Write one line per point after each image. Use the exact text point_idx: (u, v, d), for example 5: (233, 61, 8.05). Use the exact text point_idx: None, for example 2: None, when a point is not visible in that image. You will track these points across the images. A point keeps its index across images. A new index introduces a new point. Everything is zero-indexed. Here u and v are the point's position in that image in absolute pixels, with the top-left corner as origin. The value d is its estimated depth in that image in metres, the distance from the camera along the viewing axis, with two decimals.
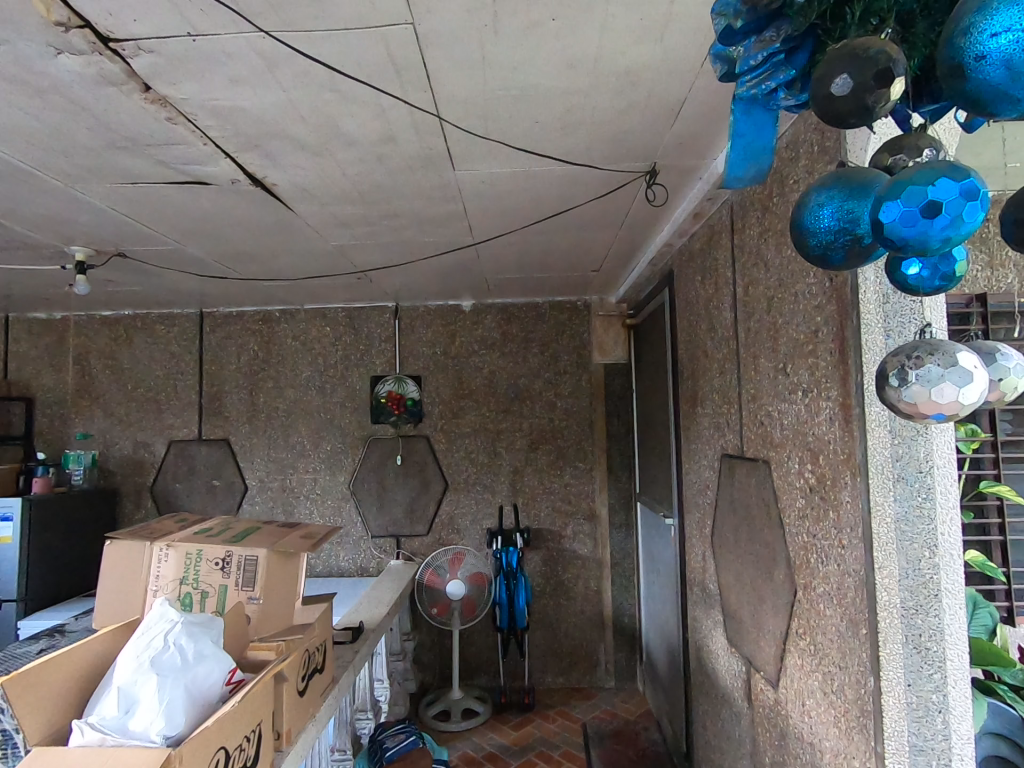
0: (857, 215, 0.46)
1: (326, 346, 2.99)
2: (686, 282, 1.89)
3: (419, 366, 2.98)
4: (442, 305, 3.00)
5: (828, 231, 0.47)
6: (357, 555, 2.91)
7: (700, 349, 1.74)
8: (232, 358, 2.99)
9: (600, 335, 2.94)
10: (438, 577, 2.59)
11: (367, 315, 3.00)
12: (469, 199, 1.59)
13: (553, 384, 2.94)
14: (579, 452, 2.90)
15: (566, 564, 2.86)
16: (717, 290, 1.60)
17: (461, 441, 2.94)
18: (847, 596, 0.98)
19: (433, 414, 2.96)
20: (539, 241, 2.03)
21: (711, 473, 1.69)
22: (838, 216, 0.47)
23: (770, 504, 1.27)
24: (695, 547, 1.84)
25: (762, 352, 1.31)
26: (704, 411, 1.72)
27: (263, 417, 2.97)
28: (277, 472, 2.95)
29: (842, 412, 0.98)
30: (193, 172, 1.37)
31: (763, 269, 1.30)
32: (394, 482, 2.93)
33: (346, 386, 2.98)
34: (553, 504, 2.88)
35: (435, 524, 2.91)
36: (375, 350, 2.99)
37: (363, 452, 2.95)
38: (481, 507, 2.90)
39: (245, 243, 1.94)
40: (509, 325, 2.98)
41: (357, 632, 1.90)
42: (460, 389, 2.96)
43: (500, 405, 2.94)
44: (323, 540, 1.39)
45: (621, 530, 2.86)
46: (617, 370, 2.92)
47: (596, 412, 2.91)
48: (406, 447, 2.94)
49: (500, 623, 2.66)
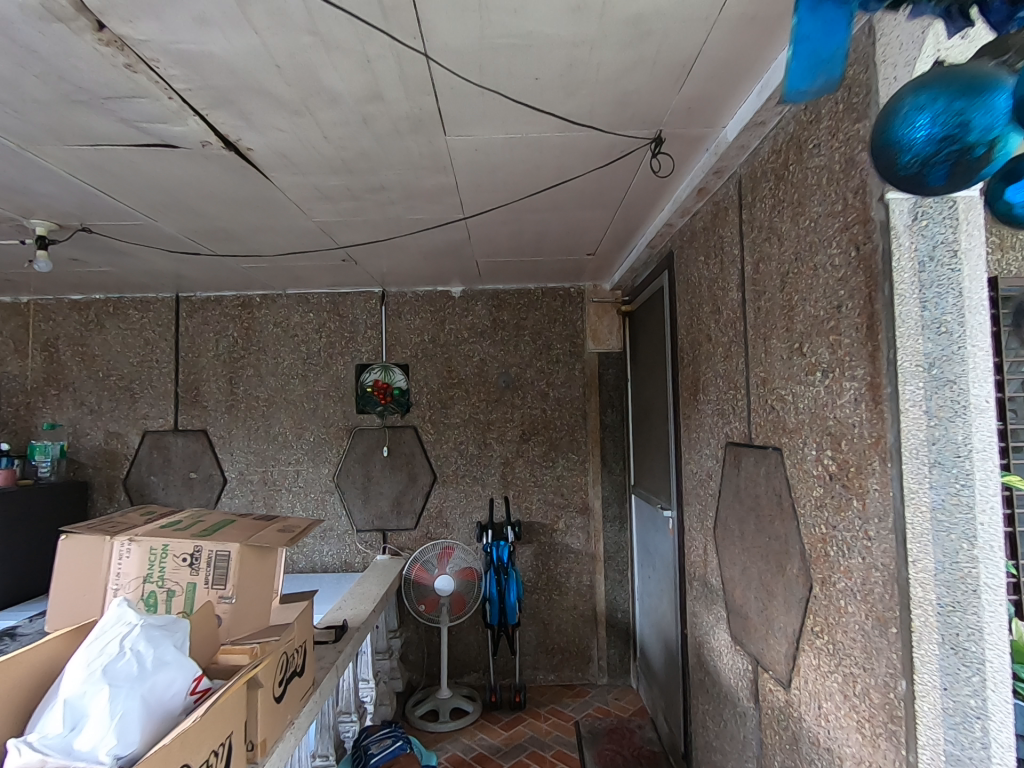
0: (969, 120, 0.38)
1: (309, 332, 2.88)
2: (687, 264, 1.81)
3: (407, 354, 2.87)
4: (430, 291, 2.89)
5: (928, 143, 0.39)
6: (341, 550, 2.80)
7: (704, 333, 1.66)
8: (210, 344, 2.86)
9: (594, 322, 2.85)
10: (424, 572, 2.50)
11: (353, 301, 2.88)
12: (461, 170, 1.49)
13: (546, 373, 2.85)
14: (572, 443, 2.81)
15: (559, 558, 2.78)
16: (723, 270, 1.52)
17: (450, 432, 2.84)
18: (873, 592, 0.90)
19: (421, 404, 2.85)
20: (535, 221, 1.93)
21: (714, 463, 1.61)
22: (941, 124, 0.38)
23: (783, 494, 1.19)
24: (696, 541, 1.76)
25: (774, 333, 1.23)
26: (707, 399, 1.64)
27: (243, 407, 2.85)
28: (258, 464, 2.83)
29: (870, 393, 0.90)
30: (160, 133, 1.25)
31: (776, 245, 1.22)
32: (380, 474, 2.83)
33: (330, 374, 2.87)
34: (545, 497, 2.80)
35: (423, 517, 2.81)
36: (361, 338, 2.87)
37: (347, 443, 2.84)
38: (471, 500, 2.81)
39: (221, 220, 1.82)
40: (500, 312, 2.88)
41: (340, 630, 1.80)
42: (449, 378, 2.86)
43: (490, 395, 2.85)
44: (302, 534, 1.29)
45: (614, 524, 2.79)
46: (611, 359, 2.84)
47: (589, 403, 2.83)
48: (393, 437, 2.84)
49: (490, 621, 2.56)
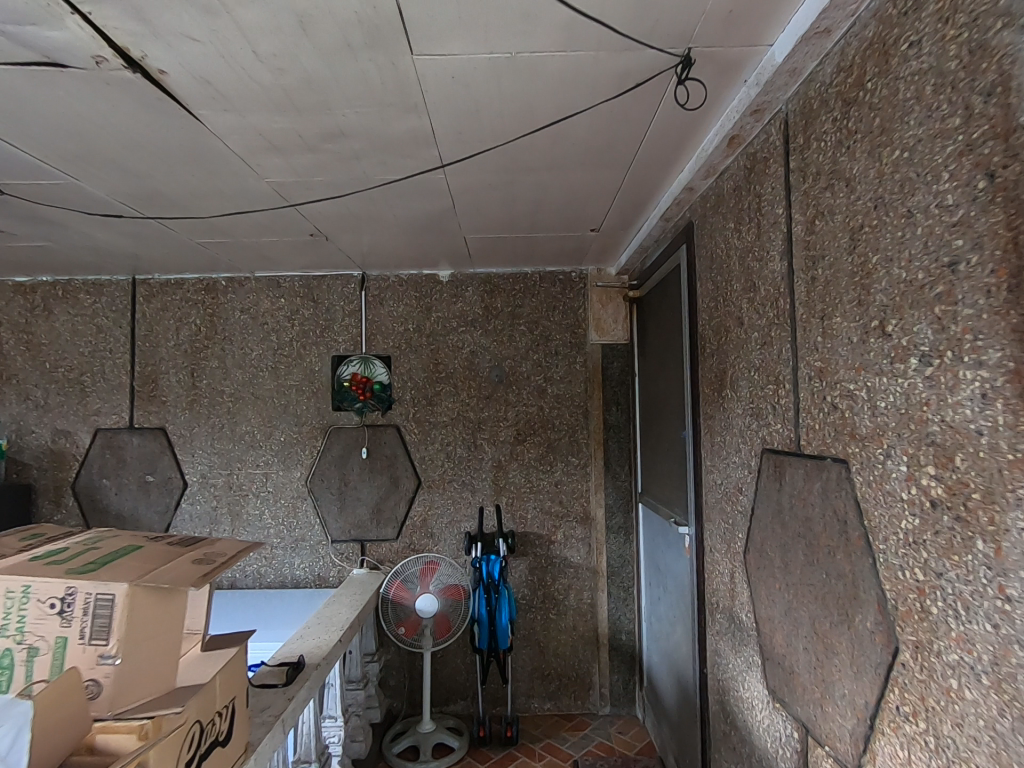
0: None
1: (280, 320, 2.59)
2: (711, 235, 1.52)
3: (389, 344, 2.58)
4: (415, 275, 2.60)
5: None
6: (314, 563, 2.52)
7: (733, 316, 1.37)
8: (169, 333, 2.57)
9: (597, 311, 2.56)
10: (404, 591, 2.25)
11: (329, 286, 2.59)
12: (437, 108, 1.20)
13: (543, 368, 2.56)
14: (572, 445, 2.53)
15: (556, 573, 2.49)
16: (760, 237, 1.23)
17: (436, 432, 2.55)
18: (1016, 679, 0.61)
19: (404, 400, 2.56)
20: (530, 185, 1.64)
21: (746, 474, 1.32)
22: None
23: (851, 521, 0.90)
24: (719, 565, 1.48)
25: (838, 309, 0.94)
26: (737, 395, 1.36)
27: (206, 403, 2.56)
28: (222, 467, 2.54)
29: (1014, 387, 0.61)
30: (37, 44, 0.96)
31: (843, 193, 0.93)
32: (358, 478, 2.54)
33: (303, 367, 2.58)
34: (541, 505, 2.51)
35: (406, 526, 2.52)
36: (337, 326, 2.59)
37: (322, 443, 2.55)
38: (459, 508, 2.52)
39: (156, 182, 1.53)
40: (493, 299, 2.59)
41: (295, 669, 1.52)
42: (436, 372, 2.57)
43: (481, 391, 2.56)
44: (220, 569, 1.00)
45: (619, 535, 2.50)
46: (617, 352, 2.55)
47: (592, 400, 2.54)
48: (373, 438, 2.55)
49: (478, 645, 2.27)
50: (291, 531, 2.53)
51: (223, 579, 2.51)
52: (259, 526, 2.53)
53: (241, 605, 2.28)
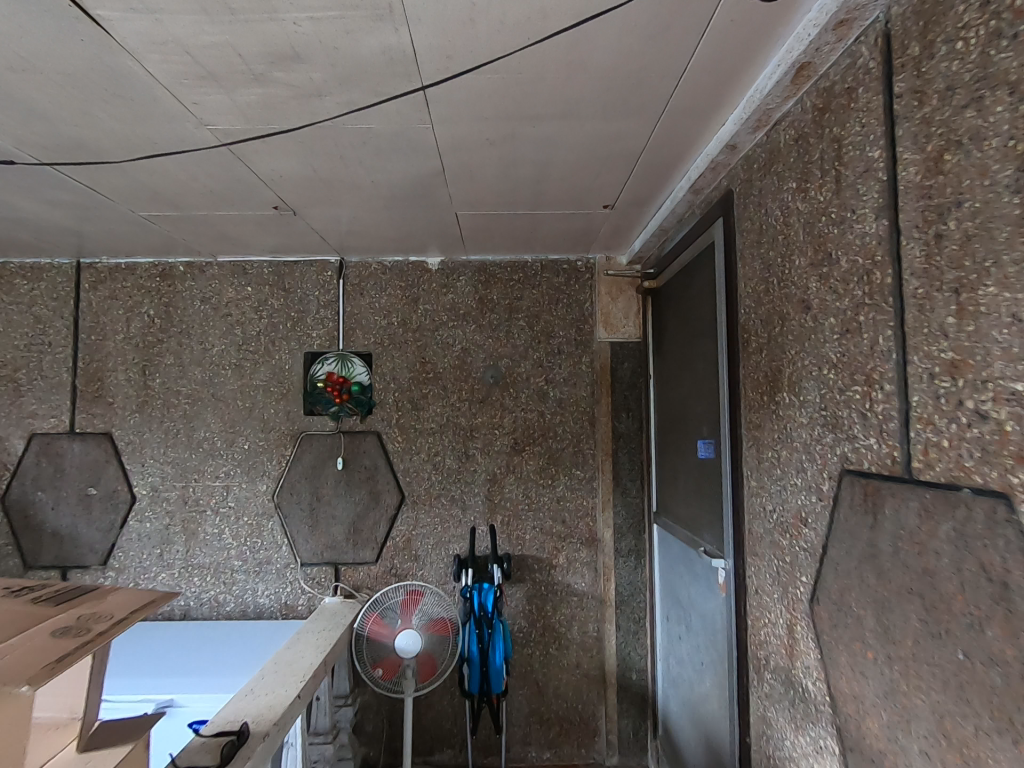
0: None
1: (247, 312, 2.27)
2: (760, 202, 1.23)
3: (370, 340, 2.28)
4: (401, 262, 2.30)
5: None
6: (281, 590, 2.20)
7: (795, 300, 1.09)
8: (118, 325, 2.25)
9: (606, 305, 2.27)
10: (383, 624, 1.94)
11: (302, 273, 2.29)
12: (417, 16, 0.90)
13: (544, 368, 2.26)
14: (576, 456, 2.23)
15: (557, 602, 2.19)
16: (842, 194, 0.94)
17: (422, 441, 2.25)
18: None
19: (386, 404, 2.26)
20: (537, 143, 1.35)
21: (813, 501, 1.03)
22: None
23: (1017, 586, 0.62)
24: (770, 613, 1.18)
25: (991, 276, 0.65)
26: (802, 400, 1.07)
27: (159, 405, 2.24)
28: (176, 478, 2.22)
29: None
30: None
31: (1001, 107, 0.64)
32: (333, 493, 2.23)
33: (271, 366, 2.26)
34: (541, 525, 2.21)
35: (386, 547, 2.21)
36: (311, 319, 2.28)
37: (292, 453, 2.24)
38: (448, 527, 2.22)
39: (69, 127, 1.23)
40: (488, 291, 2.30)
41: (237, 742, 1.22)
42: (422, 372, 2.27)
43: (474, 394, 2.26)
44: (82, 656, 0.78)
45: (629, 559, 2.20)
46: (627, 351, 2.26)
47: (599, 406, 2.24)
48: (350, 446, 2.24)
49: (468, 688, 1.96)
50: (255, 553, 2.21)
51: (175, 608, 2.19)
52: (218, 547, 2.20)
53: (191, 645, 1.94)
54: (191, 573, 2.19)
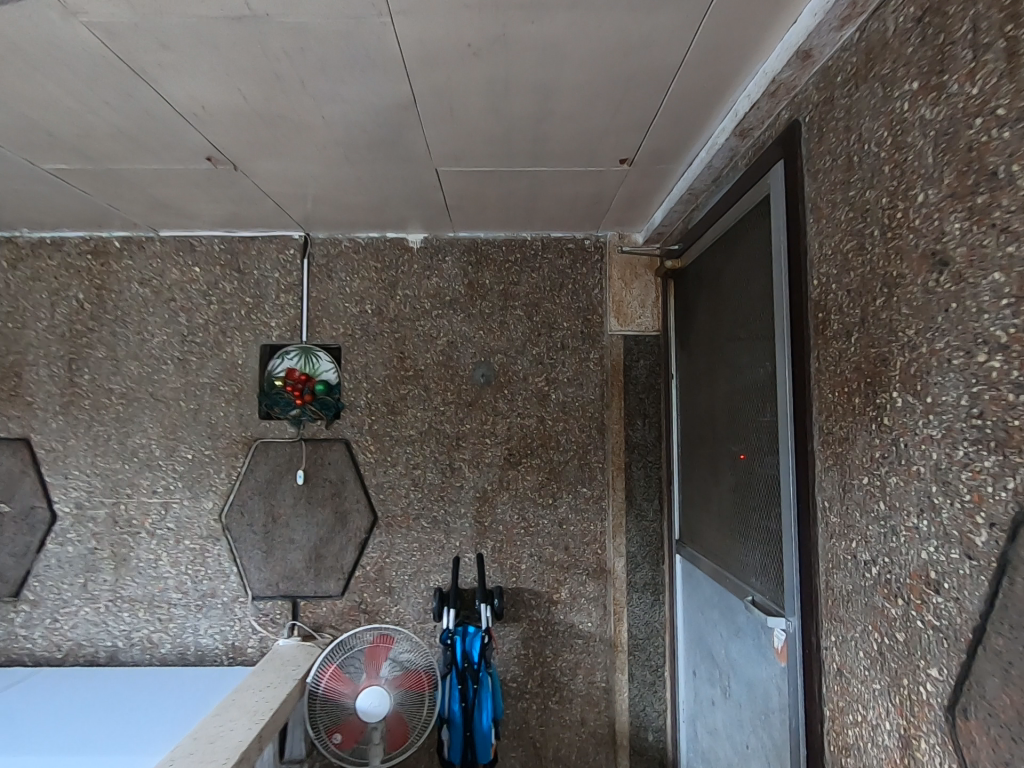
0: None
1: (193, 297, 1.92)
2: (849, 126, 0.88)
3: (339, 331, 1.93)
4: (376, 238, 1.95)
5: None
6: (228, 628, 1.84)
7: (918, 255, 0.73)
8: (40, 311, 1.90)
9: (619, 291, 1.92)
10: (342, 681, 1.57)
11: (259, 250, 1.94)
12: None
13: (545, 366, 1.91)
14: (582, 470, 1.87)
15: (558, 646, 1.83)
16: (1021, 74, 0.59)
17: (398, 451, 1.89)
18: None
19: (357, 407, 1.90)
20: (537, 53, 0.99)
21: (954, 558, 0.68)
22: None
23: None
24: (867, 711, 0.82)
25: None
26: (930, 403, 0.71)
27: (87, 407, 1.89)
28: (105, 493, 1.86)
29: None
30: None
31: None
32: (291, 512, 1.87)
33: (221, 361, 1.91)
34: (539, 553, 1.85)
35: (355, 578, 1.85)
36: (270, 305, 1.93)
37: (244, 464, 1.88)
38: (429, 554, 1.86)
39: None
40: (479, 274, 1.95)
41: None
42: (400, 370, 1.92)
43: (461, 395, 1.91)
44: None
45: (645, 595, 1.84)
46: (643, 347, 1.91)
47: (610, 411, 1.89)
48: (313, 457, 1.89)
49: (447, 759, 1.61)
50: (197, 584, 1.85)
51: (100, 651, 1.83)
52: (153, 577, 1.84)
53: (102, 714, 1.55)
54: (120, 608, 1.83)
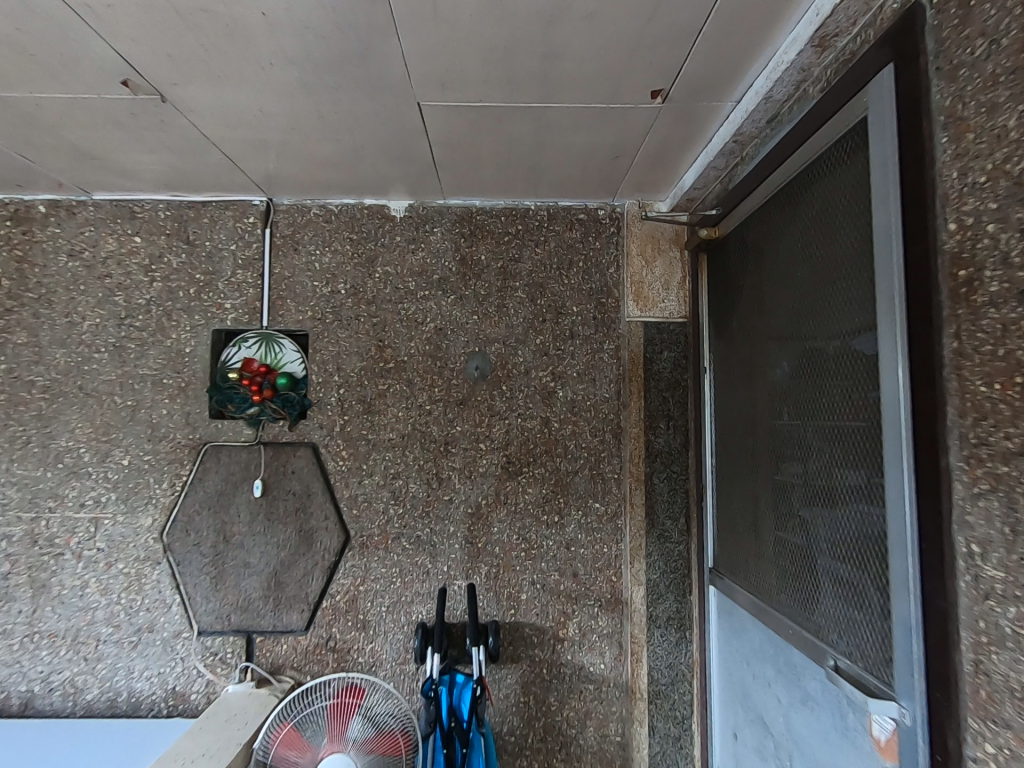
0: None
1: (133, 272, 1.62)
2: None
3: (306, 315, 1.63)
4: (352, 205, 1.65)
5: None
6: (168, 670, 1.53)
7: None
8: None
9: (638, 270, 1.62)
10: (299, 747, 1.27)
11: (213, 218, 1.63)
12: None
13: (551, 358, 1.61)
14: (594, 481, 1.58)
15: (565, 693, 1.53)
16: None
17: (375, 458, 1.59)
18: None
19: (326, 405, 1.60)
20: None
21: None
22: None
23: None
24: None
25: None
26: None
27: (2, 403, 1.58)
28: (22, 507, 1.55)
29: None
30: None
31: None
32: (247, 531, 1.56)
33: (165, 350, 1.60)
34: (543, 580, 1.55)
35: (322, 610, 1.55)
36: (225, 283, 1.63)
37: (191, 473, 1.57)
38: (410, 581, 1.55)
39: None
40: (473, 248, 1.65)
41: None
42: (379, 361, 1.61)
43: (451, 392, 1.61)
44: None
45: (669, 632, 1.54)
46: (667, 336, 1.61)
47: (627, 412, 1.59)
48: (273, 464, 1.58)
49: None
50: (131, 617, 1.54)
51: (12, 698, 1.52)
52: (78, 608, 1.54)
53: None
54: (38, 646, 1.53)
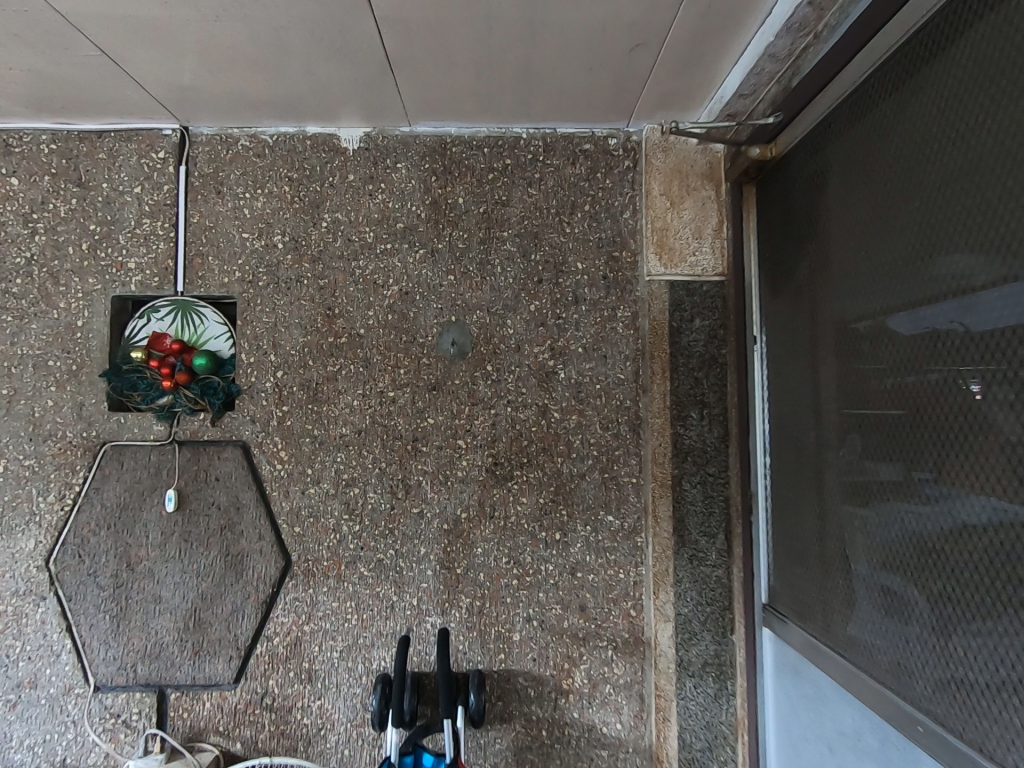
0: None
1: (9, 223, 1.25)
2: None
3: (232, 276, 1.26)
4: (292, 134, 1.28)
5: None
6: (57, 736, 1.18)
7: None
8: None
9: (662, 214, 1.25)
10: None
11: (112, 152, 1.27)
12: None
13: (549, 329, 1.25)
14: (606, 487, 1.22)
15: (570, 761, 1.19)
16: None
17: (323, 459, 1.23)
18: None
19: (259, 392, 1.24)
20: None
21: None
22: None
23: None
24: None
25: None
26: None
27: None
28: None
29: None
30: None
31: None
32: (156, 555, 1.21)
33: (51, 322, 1.24)
34: (541, 616, 1.20)
35: (255, 657, 1.20)
36: (128, 236, 1.26)
37: (84, 482, 1.22)
38: (369, 619, 1.20)
39: None
40: (448, 187, 1.28)
41: None
42: (328, 335, 1.25)
43: (421, 373, 1.24)
44: None
45: (705, 684, 1.18)
46: (699, 299, 1.24)
47: (647, 399, 1.23)
48: (191, 470, 1.22)
49: None
50: (8, 669, 1.19)
51: None
52: None
53: None
54: None
